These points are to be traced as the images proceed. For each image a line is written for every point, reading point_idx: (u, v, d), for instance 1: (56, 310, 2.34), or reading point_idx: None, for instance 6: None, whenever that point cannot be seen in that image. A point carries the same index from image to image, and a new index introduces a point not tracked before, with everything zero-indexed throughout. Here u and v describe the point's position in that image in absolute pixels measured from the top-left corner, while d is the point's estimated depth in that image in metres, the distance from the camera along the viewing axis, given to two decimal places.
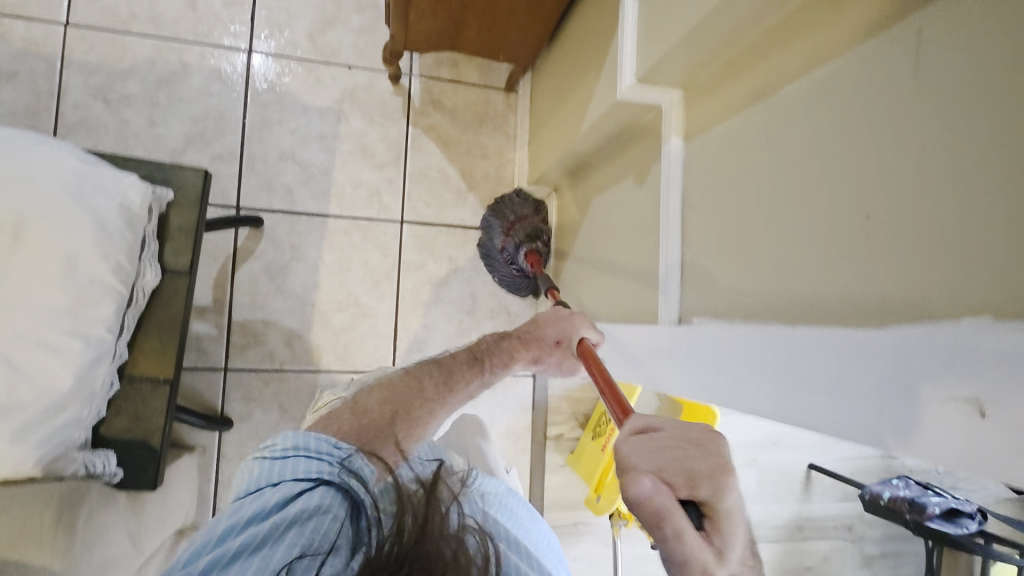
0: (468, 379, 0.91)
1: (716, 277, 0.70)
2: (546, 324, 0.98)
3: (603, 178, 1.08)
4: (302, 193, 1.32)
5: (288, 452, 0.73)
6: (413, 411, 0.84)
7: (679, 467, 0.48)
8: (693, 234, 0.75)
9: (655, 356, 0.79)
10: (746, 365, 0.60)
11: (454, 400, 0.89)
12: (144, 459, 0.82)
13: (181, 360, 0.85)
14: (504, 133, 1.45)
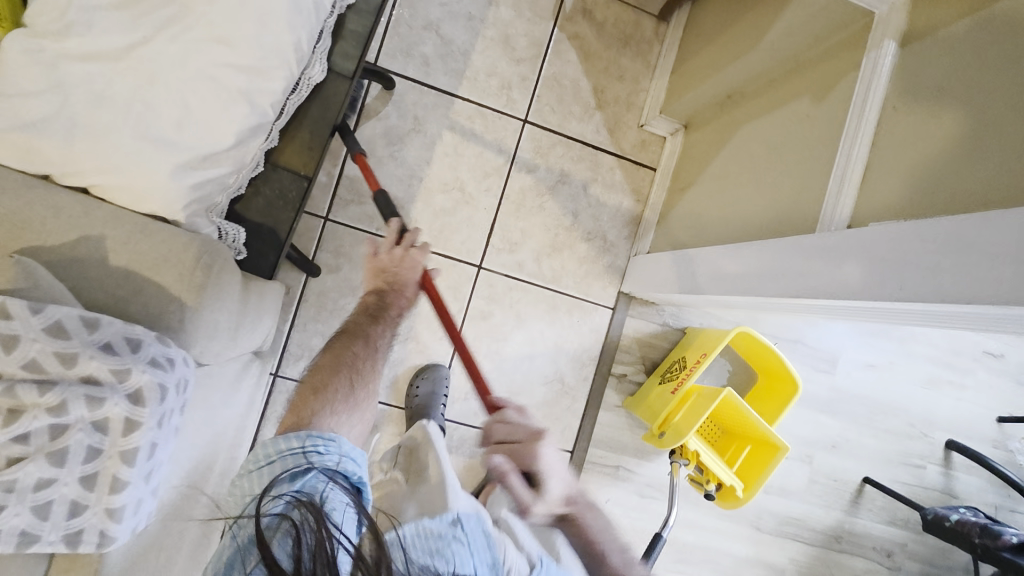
0: (377, 325, 0.89)
1: (896, 180, 0.67)
2: (380, 261, 0.93)
3: (763, 103, 1.03)
4: (438, 67, 1.31)
5: (260, 461, 0.70)
6: (343, 373, 0.82)
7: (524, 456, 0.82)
8: (880, 141, 0.72)
9: (799, 259, 0.79)
10: (918, 257, 0.59)
11: (377, 344, 0.88)
12: (268, 244, 0.84)
13: (322, 160, 0.85)
14: (644, 60, 1.40)
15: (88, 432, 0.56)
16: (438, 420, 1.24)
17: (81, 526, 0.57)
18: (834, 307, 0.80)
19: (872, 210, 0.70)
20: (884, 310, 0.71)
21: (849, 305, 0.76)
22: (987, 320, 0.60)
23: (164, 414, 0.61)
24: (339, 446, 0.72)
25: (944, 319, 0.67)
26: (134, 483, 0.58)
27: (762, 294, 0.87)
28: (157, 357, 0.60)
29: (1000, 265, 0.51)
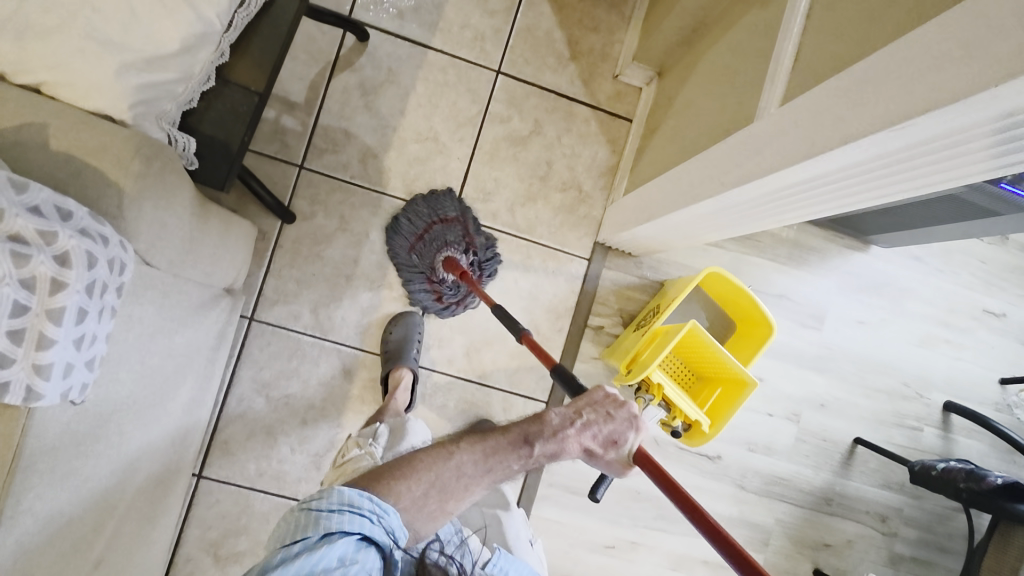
0: (518, 454, 0.76)
1: (828, 44, 0.62)
2: (584, 402, 0.81)
3: (723, 25, 1.00)
4: (412, 19, 1.34)
5: (325, 508, 0.64)
6: (432, 477, 0.72)
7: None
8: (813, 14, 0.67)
9: (738, 147, 0.75)
10: (851, 97, 0.54)
11: (499, 466, 0.75)
12: (220, 159, 0.87)
13: (273, 79, 0.88)
14: (619, 11, 1.41)
15: (16, 287, 0.56)
16: (411, 362, 1.23)
17: (8, 380, 0.56)
18: (782, 195, 0.74)
19: (805, 82, 0.65)
20: (830, 178, 0.65)
21: (794, 186, 0.70)
22: (923, 161, 0.54)
23: (93, 283, 0.62)
24: (394, 521, 0.68)
25: (885, 179, 0.61)
26: (63, 343, 0.59)
27: (716, 198, 0.81)
28: (88, 229, 0.62)
29: (918, 74, 0.46)
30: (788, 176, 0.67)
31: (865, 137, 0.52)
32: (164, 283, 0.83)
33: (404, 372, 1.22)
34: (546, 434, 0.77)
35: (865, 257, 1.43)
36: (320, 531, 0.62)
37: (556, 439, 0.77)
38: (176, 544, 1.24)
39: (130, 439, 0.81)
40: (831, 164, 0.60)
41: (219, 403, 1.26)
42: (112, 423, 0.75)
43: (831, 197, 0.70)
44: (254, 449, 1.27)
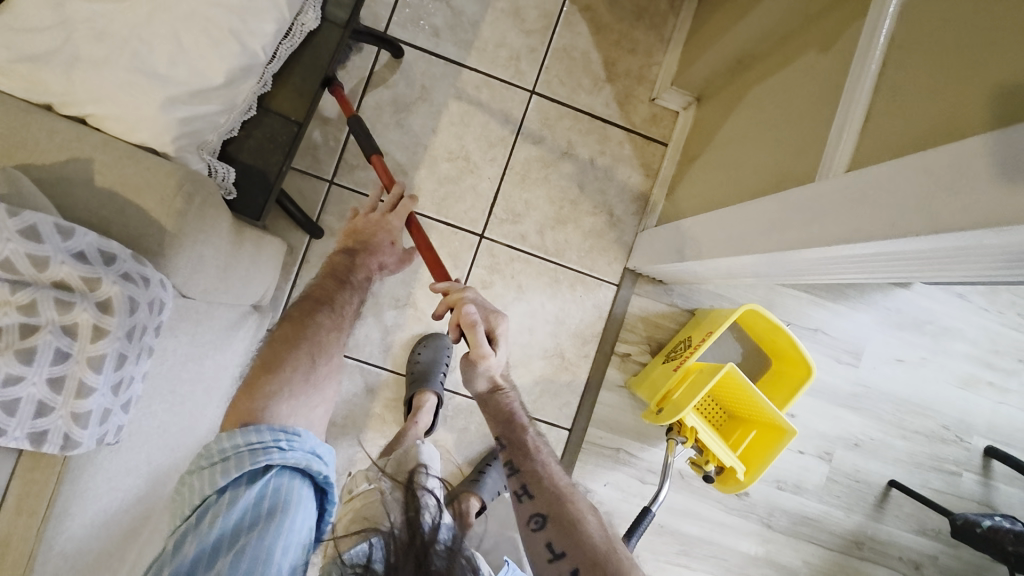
0: (334, 294, 0.90)
1: (902, 113, 0.59)
2: (357, 225, 0.96)
3: (774, 62, 0.97)
4: (447, 37, 1.33)
5: (218, 457, 0.68)
6: (288, 363, 0.80)
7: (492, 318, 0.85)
8: (886, 78, 0.64)
9: (797, 208, 0.72)
10: (916, 186, 0.52)
11: (321, 328, 0.86)
12: (259, 187, 0.88)
13: (314, 107, 0.89)
14: (658, 33, 1.38)
15: (58, 335, 0.57)
16: (436, 387, 1.23)
17: (46, 429, 0.57)
18: (843, 262, 0.72)
19: (872, 152, 0.63)
20: (893, 256, 0.62)
21: (854, 257, 0.68)
22: (995, 256, 0.52)
23: (134, 327, 0.62)
24: (305, 443, 0.72)
25: (953, 261, 0.59)
26: (101, 391, 0.60)
27: (769, 253, 0.78)
28: (131, 272, 0.62)
29: (1004, 178, 0.44)
30: (847, 251, 0.65)
31: (950, 232, 0.48)
32: (198, 309, 0.84)
33: (427, 397, 1.22)
34: (348, 263, 0.93)
35: (907, 292, 1.37)
36: (223, 479, 0.66)
37: (351, 254, 0.94)
38: None
39: (162, 463, 0.83)
40: (893, 249, 0.59)
41: None
42: (143, 450, 0.76)
43: (896, 266, 0.68)
44: None
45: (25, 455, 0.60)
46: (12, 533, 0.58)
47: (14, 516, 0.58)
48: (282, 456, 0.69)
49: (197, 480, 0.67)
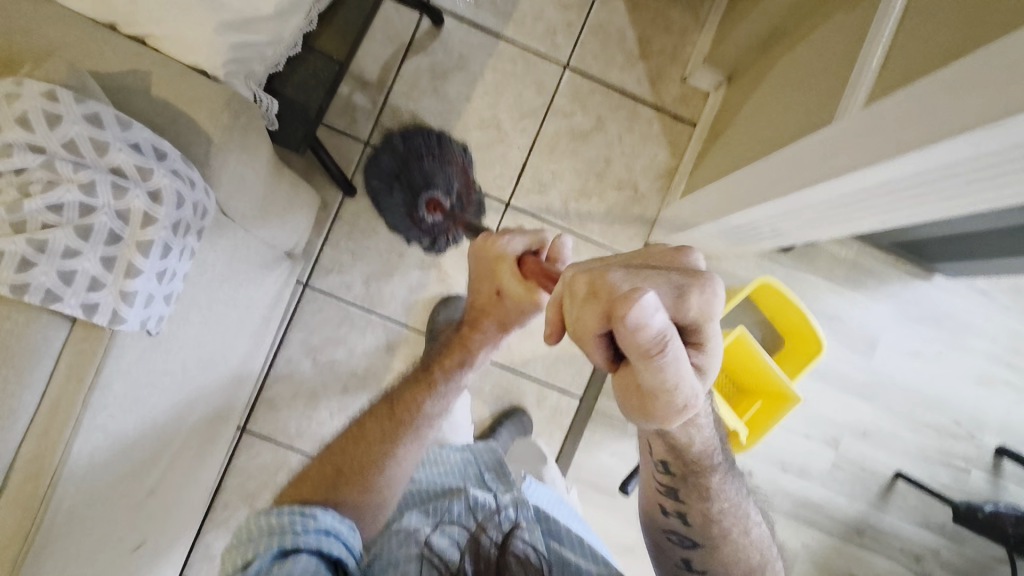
0: (419, 403, 0.87)
1: (923, 42, 0.60)
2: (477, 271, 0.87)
3: (803, 27, 0.98)
4: (487, 7, 1.37)
5: (252, 533, 0.69)
6: (351, 473, 0.80)
7: (686, 302, 0.52)
8: (909, 14, 0.65)
9: (815, 150, 0.74)
10: (926, 105, 0.55)
11: (398, 443, 0.83)
12: (299, 121, 0.91)
13: (356, 48, 0.91)
14: (694, 15, 1.40)
15: (112, 217, 0.60)
16: None
17: (97, 301, 0.61)
18: (854, 200, 0.76)
19: (887, 83, 0.64)
20: (912, 178, 0.63)
21: (864, 191, 0.72)
22: (994, 170, 0.56)
23: (180, 220, 0.65)
24: (325, 521, 0.70)
25: (957, 186, 0.63)
26: (147, 275, 0.63)
27: (791, 193, 0.81)
28: (179, 171, 0.65)
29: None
30: (859, 180, 0.69)
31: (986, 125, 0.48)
32: (237, 234, 0.87)
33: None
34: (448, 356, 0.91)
35: (927, 286, 1.37)
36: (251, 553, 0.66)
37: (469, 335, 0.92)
38: (214, 491, 1.30)
39: (194, 372, 0.87)
40: (902, 170, 0.62)
41: (269, 360, 1.32)
42: (177, 355, 0.80)
43: (903, 202, 0.72)
44: (296, 408, 1.33)
45: (78, 325, 0.63)
46: (62, 398, 0.62)
47: (66, 381, 0.62)
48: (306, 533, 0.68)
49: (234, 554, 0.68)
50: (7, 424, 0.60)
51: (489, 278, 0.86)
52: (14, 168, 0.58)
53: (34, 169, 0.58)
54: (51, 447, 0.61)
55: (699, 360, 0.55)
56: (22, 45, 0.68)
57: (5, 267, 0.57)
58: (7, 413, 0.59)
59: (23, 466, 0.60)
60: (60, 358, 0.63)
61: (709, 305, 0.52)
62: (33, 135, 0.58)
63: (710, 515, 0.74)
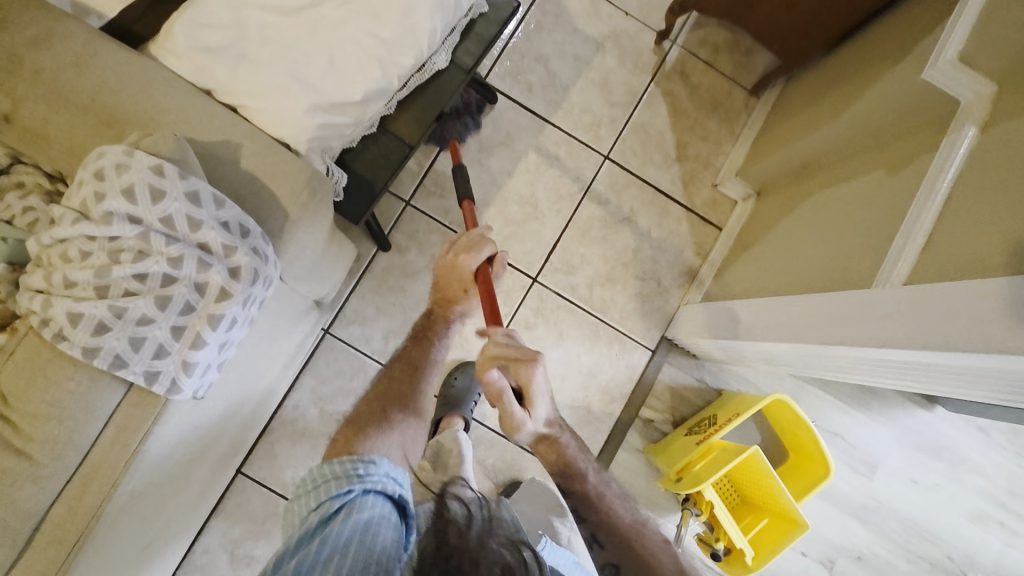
0: (427, 354, 0.95)
1: (966, 238, 0.67)
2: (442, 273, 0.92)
3: (837, 175, 1.07)
4: (539, 94, 1.44)
5: (313, 483, 0.73)
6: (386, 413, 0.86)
7: (523, 374, 0.77)
8: (952, 208, 0.72)
9: (851, 309, 0.79)
10: (962, 309, 0.60)
11: (419, 382, 0.92)
12: (363, 196, 0.93)
13: (427, 135, 0.95)
14: (730, 127, 1.49)
15: (190, 289, 0.62)
16: (465, 412, 1.26)
17: (159, 369, 0.62)
18: (872, 363, 0.80)
19: (931, 270, 0.70)
20: (947, 367, 0.68)
21: (885, 360, 0.76)
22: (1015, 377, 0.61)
23: (250, 296, 0.67)
24: (383, 468, 0.74)
25: (976, 376, 0.67)
26: (211, 346, 0.65)
27: (814, 342, 0.85)
28: (258, 249, 0.68)
29: None
30: (883, 353, 0.73)
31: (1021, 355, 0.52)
32: (284, 296, 0.89)
33: (456, 420, 1.24)
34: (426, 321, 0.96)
35: (929, 415, 1.40)
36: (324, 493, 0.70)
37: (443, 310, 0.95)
38: (198, 533, 1.26)
39: (213, 428, 0.87)
40: (927, 358, 0.66)
41: (277, 405, 1.31)
42: (207, 413, 0.80)
43: (922, 373, 0.76)
44: (296, 457, 1.31)
45: (133, 390, 0.63)
46: (103, 462, 0.62)
47: (109, 446, 0.62)
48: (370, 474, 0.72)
49: (299, 502, 0.72)
50: (46, 484, 0.59)
51: (448, 262, 0.90)
52: (109, 235, 0.61)
53: (128, 238, 0.60)
54: (82, 512, 0.60)
55: (535, 412, 0.81)
56: (126, 105, 0.72)
57: (81, 330, 0.58)
58: (49, 473, 0.59)
59: (50, 530, 0.59)
60: (108, 422, 0.62)
61: (530, 376, 0.77)
62: (134, 207, 0.61)
63: (630, 531, 0.83)
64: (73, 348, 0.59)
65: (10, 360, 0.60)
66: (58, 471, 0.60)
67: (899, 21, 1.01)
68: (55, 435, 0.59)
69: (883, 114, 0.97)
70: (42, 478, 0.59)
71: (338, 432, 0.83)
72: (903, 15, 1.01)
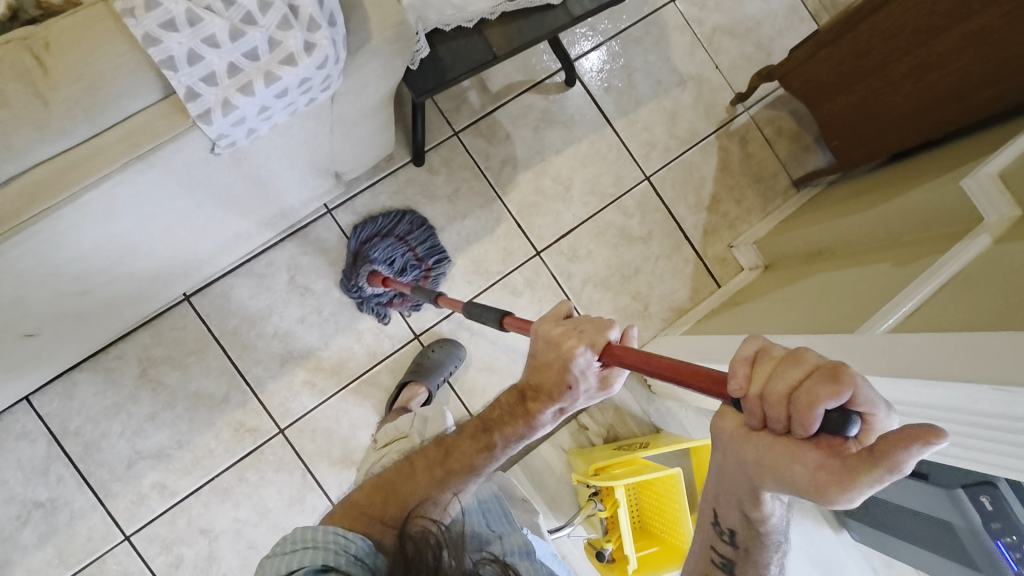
0: (472, 462, 0.74)
1: (954, 309, 0.76)
2: (549, 353, 0.73)
3: (847, 261, 1.13)
4: (613, 96, 1.51)
5: (290, 546, 0.60)
6: (397, 512, 0.68)
7: (855, 458, 0.45)
8: (947, 291, 0.80)
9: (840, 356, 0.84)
10: (958, 348, 0.69)
11: (452, 492, 0.72)
12: (432, 76, 0.97)
13: (512, 54, 1.00)
14: (764, 203, 1.56)
15: (264, 39, 0.63)
16: (432, 385, 1.25)
17: (201, 94, 0.64)
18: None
19: (921, 325, 0.78)
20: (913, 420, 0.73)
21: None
22: None
23: (308, 79, 0.69)
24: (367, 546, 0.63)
25: None
26: (254, 101, 0.66)
27: None
28: (338, 43, 0.70)
29: None
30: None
31: None
32: (323, 127, 0.91)
33: (417, 390, 1.25)
34: (493, 416, 0.77)
35: (834, 535, 1.44)
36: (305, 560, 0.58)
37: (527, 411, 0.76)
38: (120, 337, 1.23)
39: (200, 209, 0.87)
40: (897, 391, 0.76)
41: (252, 253, 1.30)
42: (207, 186, 0.81)
43: None
44: (247, 310, 1.29)
45: (167, 101, 0.64)
46: (107, 149, 0.63)
47: (121, 138, 0.63)
48: (356, 546, 0.62)
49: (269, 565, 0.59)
50: (48, 137, 0.60)
51: (553, 343, 0.72)
52: None
53: None
54: (64, 183, 0.62)
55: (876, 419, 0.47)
56: None
57: (151, 17, 0.60)
58: (57, 128, 0.60)
59: (30, 184, 0.61)
60: (129, 118, 0.63)
61: (876, 404, 0.46)
62: None
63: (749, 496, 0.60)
64: (136, 28, 0.60)
65: (68, 17, 0.61)
66: (64, 134, 0.60)
67: (953, 151, 1.12)
68: (80, 99, 0.60)
69: (915, 214, 1.04)
70: (46, 130, 0.59)
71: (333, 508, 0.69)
72: (956, 149, 1.12)
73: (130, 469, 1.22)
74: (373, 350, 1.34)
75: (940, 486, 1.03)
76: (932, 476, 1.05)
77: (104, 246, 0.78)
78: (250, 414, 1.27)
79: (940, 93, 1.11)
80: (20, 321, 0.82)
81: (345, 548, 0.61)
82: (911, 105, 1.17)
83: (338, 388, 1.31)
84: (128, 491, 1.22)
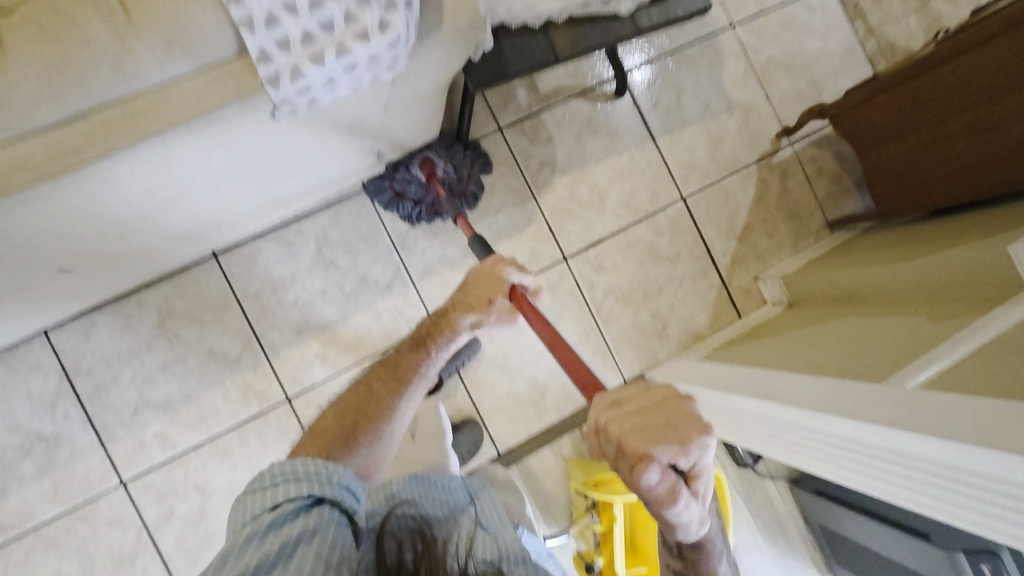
0: (416, 368, 0.89)
1: (987, 372, 0.75)
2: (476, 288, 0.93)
3: (876, 309, 1.13)
4: (659, 113, 1.51)
5: (271, 480, 0.69)
6: (364, 424, 0.82)
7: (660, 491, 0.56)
8: (982, 354, 0.79)
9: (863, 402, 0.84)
10: (992, 416, 0.68)
11: (404, 394, 0.87)
12: (493, 69, 0.97)
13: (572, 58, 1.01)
14: (796, 240, 1.55)
15: (342, 11, 0.64)
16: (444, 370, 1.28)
17: (273, 57, 0.64)
18: (835, 448, 0.89)
19: (953, 384, 0.77)
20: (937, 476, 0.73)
21: (859, 445, 0.84)
22: (968, 493, 0.70)
23: (378, 57, 0.69)
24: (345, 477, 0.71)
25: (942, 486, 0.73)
26: (322, 71, 0.66)
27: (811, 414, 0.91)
28: (412, 26, 0.70)
29: None
30: (870, 433, 0.81)
31: None
32: (379, 106, 0.91)
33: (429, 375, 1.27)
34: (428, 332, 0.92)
35: None
36: (286, 492, 0.67)
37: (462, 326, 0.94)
38: (145, 285, 1.24)
39: (249, 169, 0.87)
40: (917, 449, 0.74)
41: (284, 220, 1.30)
42: (260, 148, 0.82)
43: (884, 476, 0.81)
44: (271, 275, 1.29)
45: (239, 60, 0.65)
46: (175, 100, 0.63)
47: (190, 92, 0.64)
48: (333, 483, 0.69)
49: (251, 498, 0.67)
50: (121, 80, 0.60)
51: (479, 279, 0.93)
52: None
53: None
54: (129, 128, 0.62)
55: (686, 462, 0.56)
56: None
57: None
58: (130, 72, 0.60)
59: (95, 124, 0.61)
60: (201, 72, 0.64)
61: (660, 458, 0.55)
62: None
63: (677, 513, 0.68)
64: None
65: None
66: (136, 79, 0.61)
67: (996, 214, 1.12)
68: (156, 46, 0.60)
69: (950, 272, 1.04)
70: (120, 72, 0.59)
71: (303, 439, 0.80)
72: (1001, 212, 1.12)
73: (136, 417, 1.23)
74: (389, 332, 1.34)
75: (940, 547, 1.02)
76: (933, 535, 1.04)
77: (153, 194, 0.78)
78: (260, 378, 1.28)
79: (994, 155, 1.10)
80: (59, 255, 0.83)
81: (323, 484, 0.69)
82: (963, 163, 1.16)
83: (350, 366, 1.31)
84: (131, 437, 1.22)
